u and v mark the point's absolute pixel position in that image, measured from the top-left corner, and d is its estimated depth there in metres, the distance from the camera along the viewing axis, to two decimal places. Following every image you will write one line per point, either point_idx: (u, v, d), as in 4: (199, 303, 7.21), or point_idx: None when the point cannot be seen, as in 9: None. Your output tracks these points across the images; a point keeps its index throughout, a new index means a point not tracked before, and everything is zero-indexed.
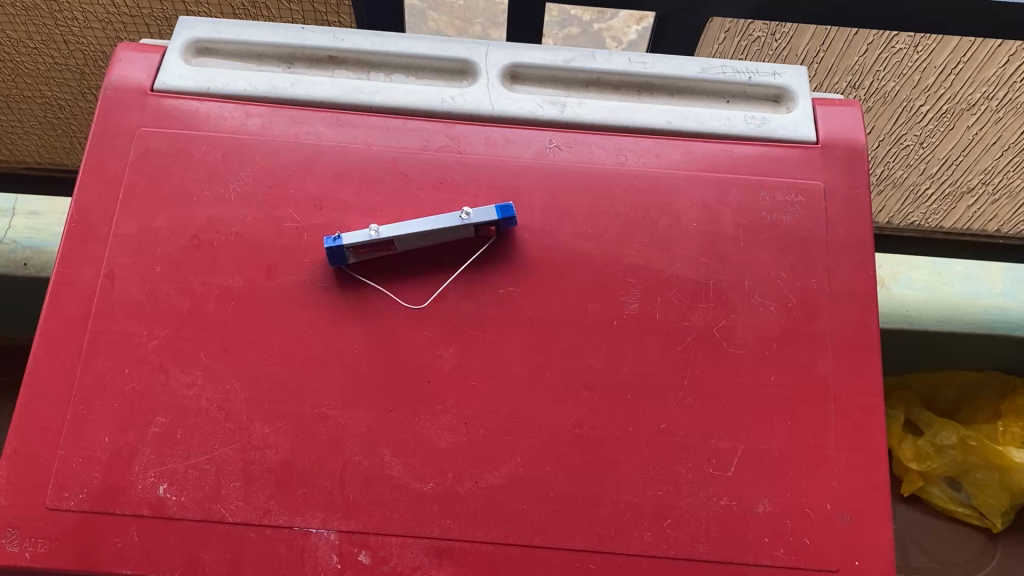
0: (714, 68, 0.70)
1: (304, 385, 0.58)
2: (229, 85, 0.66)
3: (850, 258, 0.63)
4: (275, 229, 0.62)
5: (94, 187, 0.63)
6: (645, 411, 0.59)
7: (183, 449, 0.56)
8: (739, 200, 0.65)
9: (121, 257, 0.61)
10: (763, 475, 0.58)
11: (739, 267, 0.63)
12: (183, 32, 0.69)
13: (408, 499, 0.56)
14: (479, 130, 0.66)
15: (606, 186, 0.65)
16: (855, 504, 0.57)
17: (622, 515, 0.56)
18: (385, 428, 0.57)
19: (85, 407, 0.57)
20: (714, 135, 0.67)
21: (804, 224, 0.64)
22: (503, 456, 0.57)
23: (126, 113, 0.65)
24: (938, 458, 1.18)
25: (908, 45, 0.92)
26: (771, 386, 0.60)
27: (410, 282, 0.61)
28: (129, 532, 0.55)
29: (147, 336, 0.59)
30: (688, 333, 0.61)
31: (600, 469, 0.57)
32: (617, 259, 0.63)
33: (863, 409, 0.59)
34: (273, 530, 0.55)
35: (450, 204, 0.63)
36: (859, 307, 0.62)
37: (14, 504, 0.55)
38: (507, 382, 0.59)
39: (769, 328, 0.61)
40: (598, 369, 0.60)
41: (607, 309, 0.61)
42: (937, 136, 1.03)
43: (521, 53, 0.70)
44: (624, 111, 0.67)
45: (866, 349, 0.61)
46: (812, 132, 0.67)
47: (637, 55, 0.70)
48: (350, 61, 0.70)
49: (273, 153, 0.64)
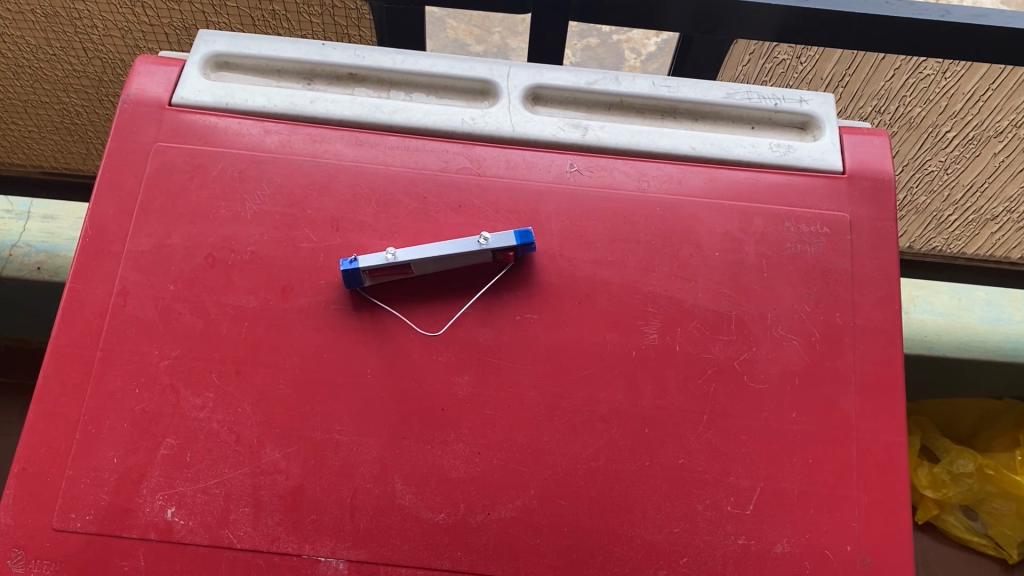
0: (740, 93, 0.69)
1: (316, 409, 0.57)
2: (249, 102, 0.65)
3: (875, 292, 0.62)
4: (291, 249, 0.61)
5: (109, 202, 0.62)
6: (664, 445, 0.57)
7: (192, 472, 0.56)
8: (763, 231, 0.64)
9: (134, 275, 0.60)
10: (782, 514, 0.56)
11: (762, 300, 0.62)
12: (202, 45, 0.68)
13: (420, 529, 0.55)
14: (500, 152, 0.65)
15: (627, 212, 0.63)
16: (876, 546, 0.56)
17: (637, 552, 0.55)
18: (397, 456, 0.56)
19: (95, 427, 0.56)
20: (740, 163, 0.66)
21: (829, 256, 0.63)
22: (517, 488, 0.56)
23: (144, 126, 0.64)
24: (954, 486, 1.17)
25: (936, 71, 0.91)
26: (792, 424, 0.58)
27: (427, 307, 0.60)
28: (136, 556, 0.54)
29: (159, 355, 0.58)
30: (709, 366, 0.59)
31: (614, 505, 0.56)
32: (636, 288, 0.61)
33: (887, 449, 0.58)
34: (281, 558, 0.54)
35: (469, 227, 0.62)
36: (884, 343, 0.61)
37: (20, 525, 0.54)
38: (522, 412, 0.58)
39: (792, 363, 0.60)
40: (615, 401, 0.58)
41: (626, 339, 0.60)
42: (963, 162, 1.02)
43: (544, 74, 0.69)
44: (647, 135, 0.66)
45: (889, 386, 0.60)
46: (839, 162, 0.66)
47: (661, 79, 0.69)
48: (371, 79, 0.69)
49: (293, 171, 0.64)
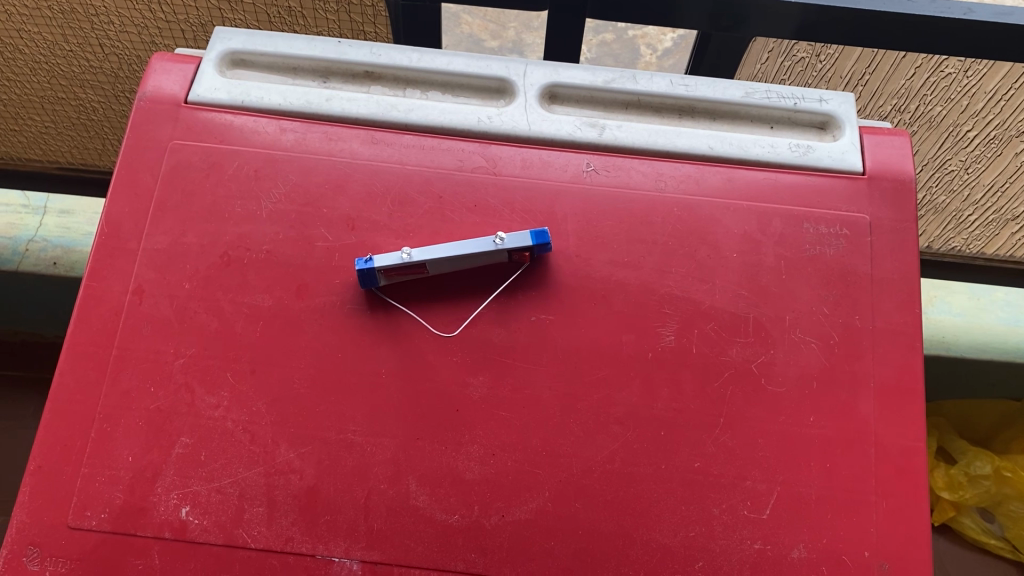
0: (759, 93, 0.68)
1: (330, 409, 0.57)
2: (264, 100, 0.65)
3: (895, 295, 0.61)
4: (306, 248, 0.61)
5: (125, 201, 0.62)
6: (680, 449, 0.57)
7: (208, 471, 0.56)
8: (782, 232, 0.63)
9: (150, 273, 0.60)
10: (799, 518, 0.56)
11: (780, 302, 0.61)
12: (219, 43, 0.68)
13: (433, 531, 0.55)
14: (516, 151, 0.64)
15: (645, 212, 0.63)
16: (895, 552, 0.55)
17: (652, 556, 0.55)
18: (411, 457, 0.56)
19: (110, 425, 0.56)
20: (758, 163, 0.65)
21: (848, 258, 0.62)
22: (531, 490, 0.56)
23: (160, 124, 0.64)
24: (971, 488, 1.15)
25: (958, 70, 0.90)
26: (810, 428, 0.58)
27: (442, 307, 0.60)
28: (151, 554, 0.54)
29: (174, 354, 0.58)
30: (726, 368, 0.59)
31: (630, 508, 0.56)
32: (653, 289, 0.61)
33: (905, 454, 0.57)
34: (295, 558, 0.54)
35: (484, 227, 0.62)
36: (903, 346, 0.60)
37: (36, 522, 0.54)
38: (537, 413, 0.57)
39: (810, 366, 0.59)
40: (631, 404, 0.58)
41: (642, 341, 0.59)
42: (983, 162, 1.00)
43: (561, 72, 0.69)
44: (664, 134, 0.66)
45: (908, 390, 0.59)
46: (859, 162, 0.65)
47: (679, 77, 0.69)
48: (387, 77, 0.69)
49: (309, 170, 0.63)
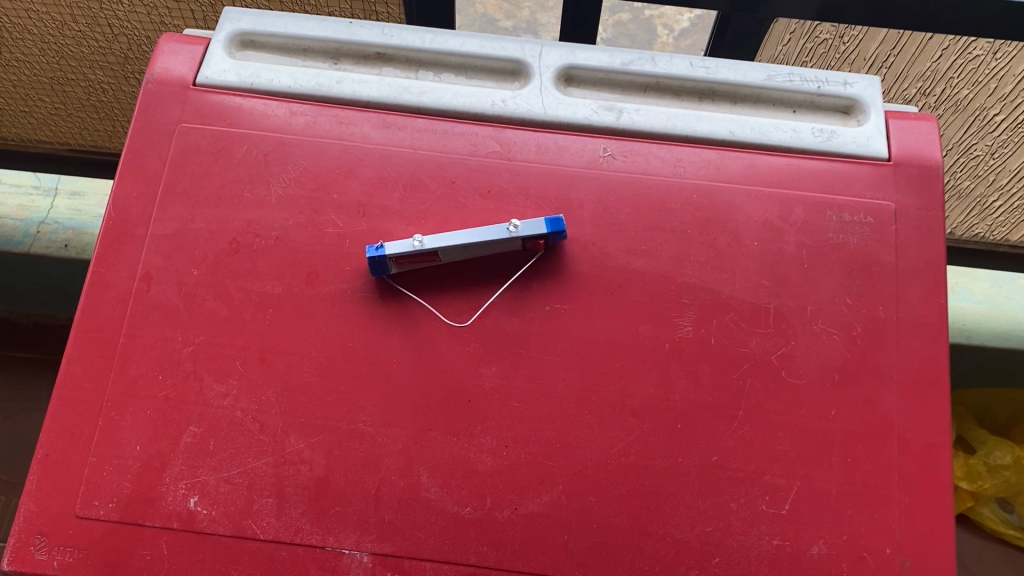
0: (781, 75, 0.66)
1: (340, 399, 0.56)
2: (274, 81, 0.64)
3: (920, 284, 0.60)
4: (316, 234, 0.60)
5: (133, 185, 0.61)
6: (697, 442, 0.56)
7: (216, 460, 0.55)
8: (804, 219, 0.61)
9: (157, 259, 0.59)
10: (820, 514, 0.54)
11: (801, 292, 0.59)
12: (227, 24, 0.67)
13: (444, 523, 0.54)
14: (531, 136, 0.63)
15: (663, 199, 0.61)
16: (917, 549, 0.54)
17: (668, 551, 0.53)
18: (422, 449, 0.55)
19: (118, 413, 0.56)
20: (780, 148, 0.63)
21: (872, 247, 0.61)
22: (545, 483, 0.55)
23: (167, 107, 0.63)
24: (990, 478, 1.14)
25: (986, 52, 0.88)
26: (831, 421, 0.56)
27: (454, 296, 0.59)
28: (159, 544, 0.53)
29: (182, 342, 0.57)
30: (746, 360, 0.58)
31: (645, 502, 0.54)
32: (671, 278, 0.59)
33: (929, 449, 0.56)
34: (304, 550, 0.53)
35: (498, 213, 0.61)
36: (928, 338, 0.58)
37: (42, 511, 0.53)
38: (551, 404, 0.56)
39: (831, 358, 0.58)
40: (647, 396, 0.57)
41: (660, 331, 0.58)
42: (1010, 147, 0.98)
43: (577, 54, 0.67)
44: (683, 118, 0.64)
45: (933, 383, 0.57)
46: (884, 148, 0.63)
47: (699, 59, 0.67)
48: (399, 59, 0.67)
49: (319, 154, 0.62)
